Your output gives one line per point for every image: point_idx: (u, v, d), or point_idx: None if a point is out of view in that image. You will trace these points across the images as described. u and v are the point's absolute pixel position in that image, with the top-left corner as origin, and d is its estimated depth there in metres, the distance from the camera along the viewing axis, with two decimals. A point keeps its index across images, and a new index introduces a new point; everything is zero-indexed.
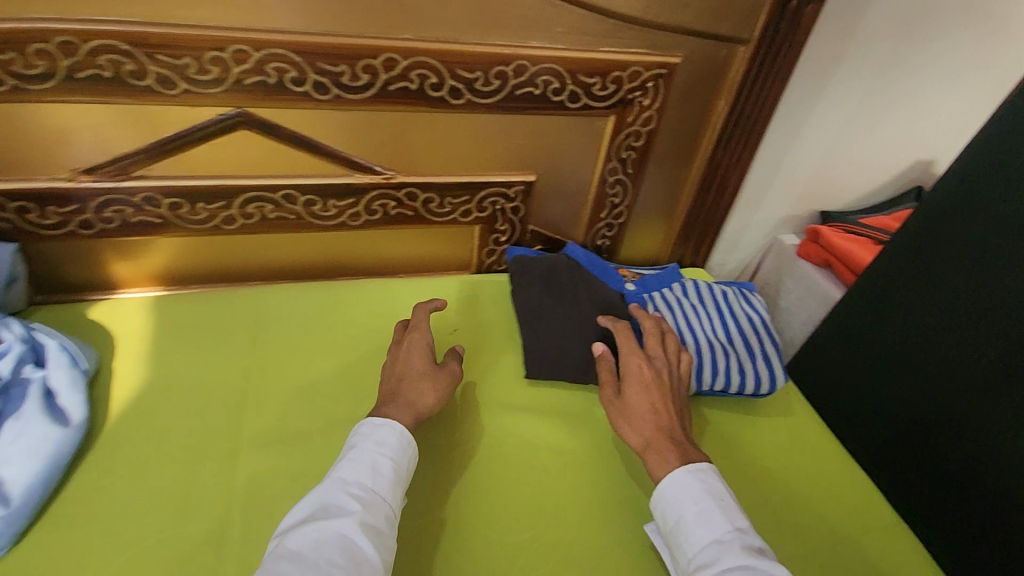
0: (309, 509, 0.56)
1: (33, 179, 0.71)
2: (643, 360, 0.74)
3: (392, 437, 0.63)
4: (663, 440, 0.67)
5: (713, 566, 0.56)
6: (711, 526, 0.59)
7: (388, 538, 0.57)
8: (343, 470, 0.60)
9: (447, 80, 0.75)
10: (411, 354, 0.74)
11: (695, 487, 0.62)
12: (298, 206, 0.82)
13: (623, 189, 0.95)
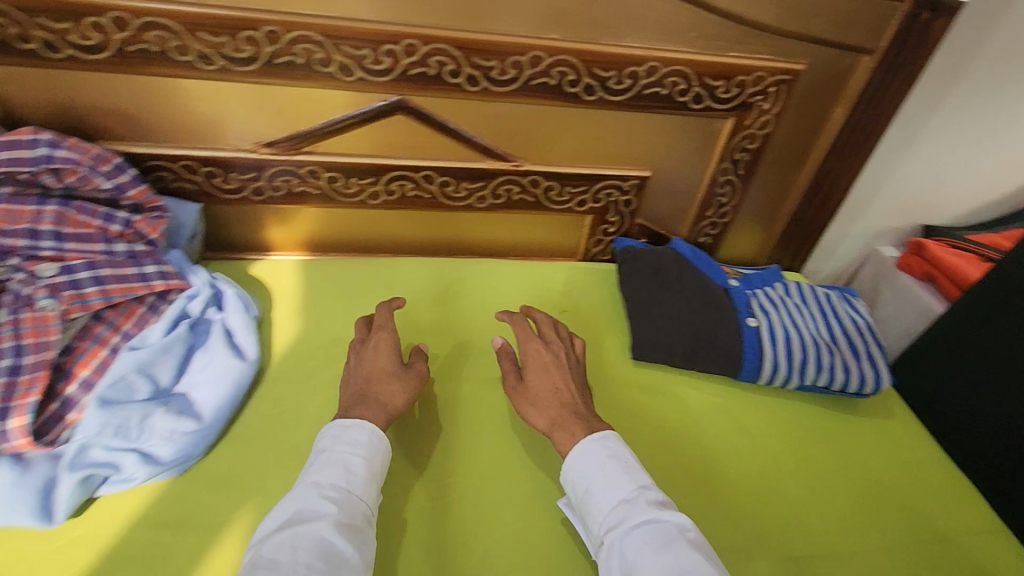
0: (283, 516, 0.55)
1: (222, 149, 0.82)
2: (541, 346, 0.78)
3: (360, 436, 0.63)
4: (564, 416, 0.71)
5: (622, 525, 0.59)
6: (614, 488, 0.62)
7: (366, 534, 0.57)
8: (314, 473, 0.59)
9: (583, 78, 0.81)
10: (364, 349, 0.75)
11: (601, 454, 0.65)
12: (434, 186, 0.91)
13: (732, 189, 1.00)
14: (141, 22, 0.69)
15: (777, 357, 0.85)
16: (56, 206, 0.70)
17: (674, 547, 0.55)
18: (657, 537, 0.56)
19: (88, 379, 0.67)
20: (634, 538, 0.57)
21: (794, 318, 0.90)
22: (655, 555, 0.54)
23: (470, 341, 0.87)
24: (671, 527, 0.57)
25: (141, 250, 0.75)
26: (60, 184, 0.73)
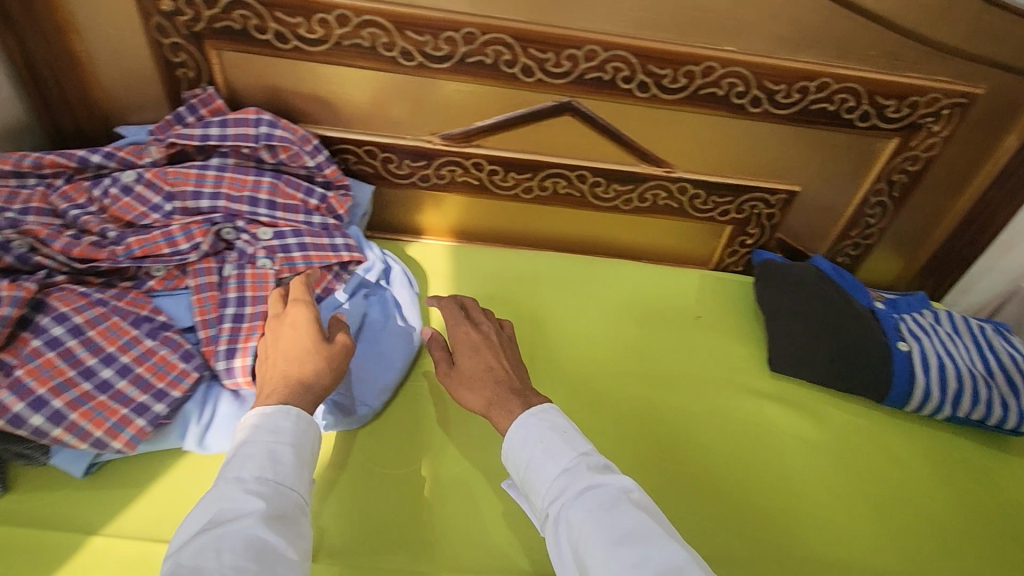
0: (202, 519, 0.50)
1: (402, 138, 0.89)
2: (470, 328, 0.76)
3: (285, 422, 0.59)
4: (501, 394, 0.68)
5: (565, 496, 0.56)
6: (553, 460, 0.58)
7: (300, 526, 0.54)
8: (232, 466, 0.55)
9: (752, 90, 0.83)
10: (281, 323, 0.69)
11: (538, 428, 0.61)
12: (586, 186, 0.95)
13: (882, 211, 0.98)
14: (360, 19, 0.77)
15: (931, 385, 0.84)
16: (269, 179, 0.81)
17: (619, 510, 0.53)
18: (602, 502, 0.54)
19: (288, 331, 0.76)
20: (577, 507, 0.54)
21: (947, 347, 0.88)
22: (601, 527, 0.52)
23: (610, 336, 0.92)
24: (610, 493, 0.55)
25: (332, 224, 0.84)
26: (274, 159, 0.83)
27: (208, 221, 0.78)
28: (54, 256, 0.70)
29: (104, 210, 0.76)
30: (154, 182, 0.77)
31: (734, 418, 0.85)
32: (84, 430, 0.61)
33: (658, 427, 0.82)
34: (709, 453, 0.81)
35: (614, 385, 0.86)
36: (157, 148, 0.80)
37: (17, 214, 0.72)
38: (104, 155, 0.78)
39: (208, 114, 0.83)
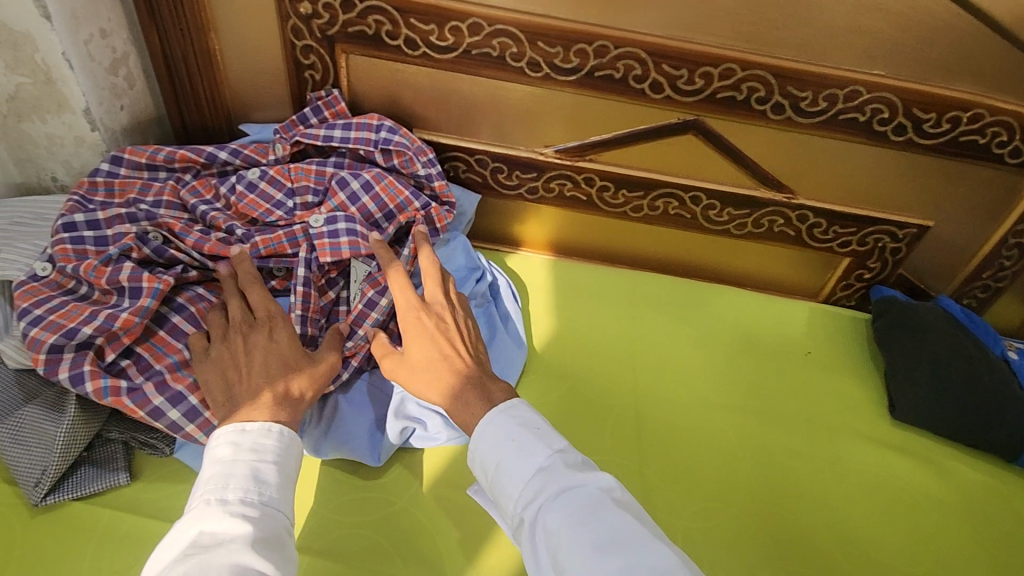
0: (180, 546, 0.47)
1: (515, 149, 0.88)
2: (420, 308, 0.69)
3: (268, 440, 0.55)
4: (460, 388, 0.63)
5: (541, 500, 0.52)
6: (525, 459, 0.54)
7: (288, 548, 0.51)
8: (209, 487, 0.51)
9: (897, 117, 0.78)
10: (252, 336, 0.63)
11: (509, 425, 0.57)
12: (698, 208, 0.91)
13: (1020, 254, 0.90)
14: (493, 29, 0.76)
15: None
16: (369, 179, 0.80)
17: (601, 514, 0.50)
18: (580, 507, 0.50)
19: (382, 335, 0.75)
20: (555, 512, 0.50)
21: None
22: (582, 535, 0.48)
23: (713, 365, 0.88)
24: (588, 493, 0.51)
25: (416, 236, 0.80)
26: (386, 163, 0.83)
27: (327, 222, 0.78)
28: (188, 249, 0.71)
29: (231, 206, 0.77)
30: (277, 178, 0.79)
31: (852, 469, 0.79)
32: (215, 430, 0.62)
33: (768, 469, 0.78)
34: (822, 501, 0.76)
35: (718, 419, 0.82)
36: (283, 145, 0.81)
37: (153, 205, 0.74)
38: (232, 152, 0.80)
39: (330, 116, 0.84)
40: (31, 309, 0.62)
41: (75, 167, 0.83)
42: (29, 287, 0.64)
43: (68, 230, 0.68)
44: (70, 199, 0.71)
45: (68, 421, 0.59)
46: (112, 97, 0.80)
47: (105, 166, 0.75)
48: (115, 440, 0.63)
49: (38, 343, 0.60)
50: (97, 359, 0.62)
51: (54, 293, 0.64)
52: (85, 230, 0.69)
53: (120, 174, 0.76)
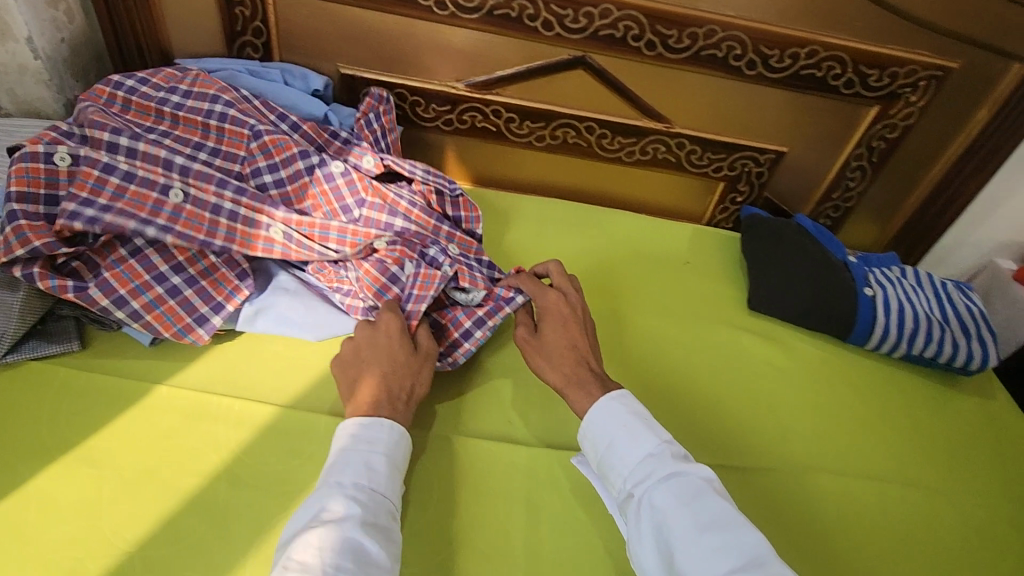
0: (305, 518, 0.56)
1: (430, 83, 0.99)
2: (559, 298, 0.78)
3: (381, 433, 0.63)
4: (581, 374, 0.71)
5: (649, 479, 0.59)
6: (637, 444, 0.62)
7: (392, 531, 0.58)
8: (333, 472, 0.59)
9: (748, 54, 0.92)
10: (375, 332, 0.71)
11: (622, 411, 0.65)
12: (592, 136, 1.04)
13: (861, 176, 1.07)
14: None
15: (889, 325, 0.93)
16: (449, 228, 0.88)
17: (704, 500, 0.56)
18: (687, 492, 0.57)
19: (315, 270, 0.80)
20: (663, 492, 0.58)
21: (908, 296, 0.96)
22: (687, 515, 0.55)
23: (605, 269, 1.02)
24: (694, 479, 0.58)
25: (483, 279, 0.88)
26: (454, 211, 0.92)
27: (365, 244, 0.80)
28: (223, 204, 0.75)
29: (282, 189, 0.83)
30: (356, 184, 0.84)
31: (715, 348, 0.94)
32: (156, 329, 0.71)
33: (644, 346, 0.91)
34: (685, 371, 0.89)
35: (606, 309, 0.95)
36: (372, 160, 0.89)
37: (208, 157, 0.82)
38: (292, 124, 0.89)
39: (387, 122, 0.96)
40: (13, 193, 0.67)
41: (18, 95, 0.90)
42: (20, 171, 0.68)
43: (110, 132, 0.75)
44: (87, 103, 0.80)
45: (23, 294, 0.68)
46: (53, 29, 0.87)
47: (130, 83, 0.85)
48: (66, 316, 0.72)
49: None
50: (49, 263, 0.69)
51: (57, 181, 0.70)
52: (122, 138, 0.75)
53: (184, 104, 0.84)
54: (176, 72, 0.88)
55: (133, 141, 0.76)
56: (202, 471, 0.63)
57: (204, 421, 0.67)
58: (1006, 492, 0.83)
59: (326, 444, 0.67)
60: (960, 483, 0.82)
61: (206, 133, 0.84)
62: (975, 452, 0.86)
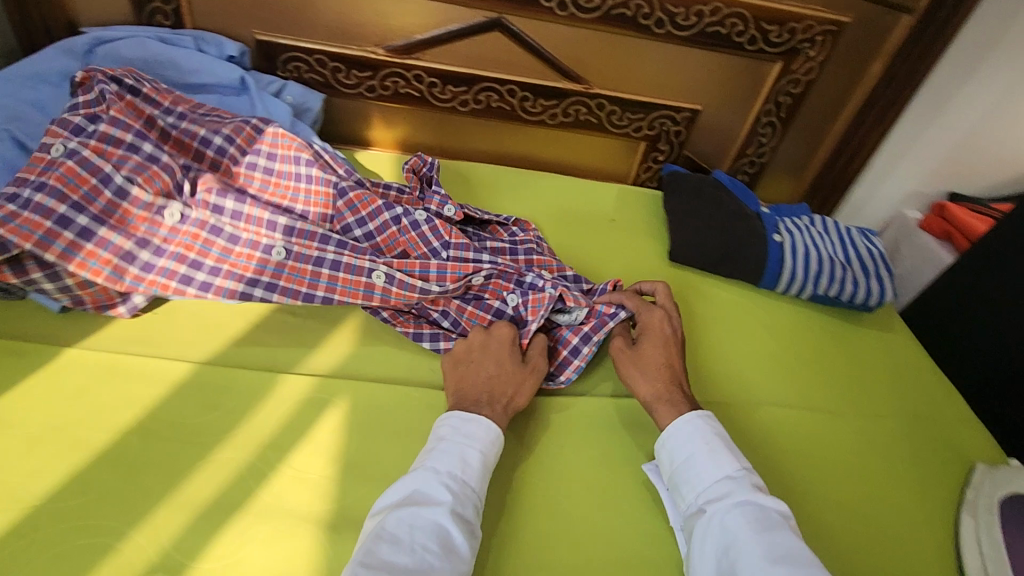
0: (401, 494, 0.58)
1: (349, 49, 1.00)
2: (663, 318, 0.80)
3: (477, 429, 0.63)
4: (674, 394, 0.72)
5: (724, 499, 0.61)
6: (716, 465, 0.64)
7: (476, 526, 0.58)
8: (432, 458, 0.61)
9: (656, 12, 0.96)
10: (489, 340, 0.74)
11: (706, 429, 0.67)
12: (515, 100, 1.07)
13: (772, 131, 1.13)
14: None
15: (796, 268, 0.98)
16: (525, 257, 0.89)
17: (777, 531, 0.57)
18: (760, 521, 0.58)
19: (164, 245, 0.73)
20: (736, 515, 0.59)
21: (813, 241, 1.02)
22: (758, 541, 0.56)
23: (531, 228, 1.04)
24: (771, 512, 0.59)
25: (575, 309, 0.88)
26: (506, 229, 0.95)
27: (465, 279, 0.80)
28: (325, 256, 0.78)
29: (373, 242, 0.84)
30: (439, 229, 0.84)
31: None
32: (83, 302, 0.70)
33: None
34: None
35: None
36: (453, 211, 0.90)
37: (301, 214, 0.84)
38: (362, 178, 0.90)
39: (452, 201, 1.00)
40: (105, 220, 0.69)
41: None
42: (128, 211, 0.71)
43: (215, 198, 0.77)
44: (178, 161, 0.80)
45: None
46: None
47: (218, 141, 0.82)
48: None
49: (39, 212, 0.64)
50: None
51: (156, 232, 0.72)
52: (227, 204, 0.78)
53: (269, 166, 0.84)
54: (260, 125, 0.85)
55: (240, 206, 0.78)
56: (115, 426, 0.63)
57: (117, 379, 0.67)
58: (903, 406, 0.86)
59: (243, 397, 0.68)
60: (859, 401, 0.86)
61: (294, 196, 0.85)
62: (876, 376, 0.91)
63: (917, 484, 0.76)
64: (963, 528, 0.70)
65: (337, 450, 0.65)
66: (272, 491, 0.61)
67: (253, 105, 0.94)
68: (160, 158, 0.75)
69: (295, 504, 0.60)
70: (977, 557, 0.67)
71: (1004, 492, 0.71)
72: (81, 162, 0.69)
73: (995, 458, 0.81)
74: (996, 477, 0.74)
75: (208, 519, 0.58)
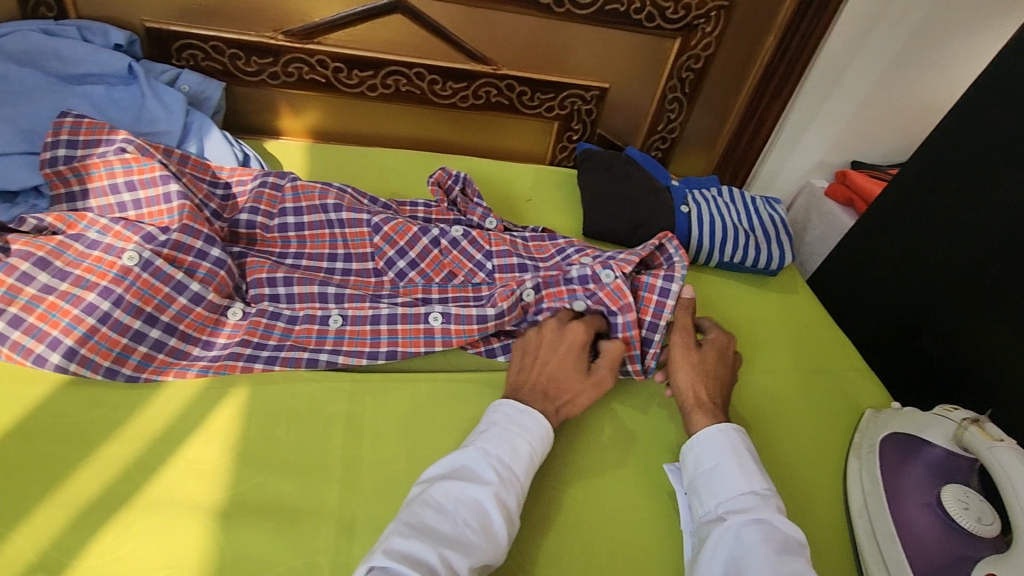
0: (449, 466, 0.58)
1: (247, 34, 0.98)
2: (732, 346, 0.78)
3: (530, 419, 0.63)
4: (713, 406, 0.70)
5: (745, 512, 0.58)
6: (745, 477, 0.61)
7: (517, 515, 0.57)
8: (485, 439, 0.61)
9: None
10: (562, 336, 0.72)
11: (739, 443, 0.64)
12: (424, 83, 1.06)
13: (679, 106, 1.17)
14: None
15: (702, 237, 1.01)
16: (564, 241, 0.91)
17: (793, 553, 0.55)
18: (777, 541, 0.55)
19: (68, 269, 0.67)
20: (752, 528, 0.56)
21: (720, 210, 1.05)
22: (772, 558, 0.53)
23: None
24: (793, 534, 0.57)
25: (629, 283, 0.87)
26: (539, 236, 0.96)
27: (515, 296, 0.78)
28: (381, 312, 0.77)
29: (417, 271, 0.83)
30: (478, 240, 0.86)
31: None
32: (25, 347, 0.64)
33: None
34: None
35: None
36: (496, 224, 0.93)
37: (345, 266, 0.84)
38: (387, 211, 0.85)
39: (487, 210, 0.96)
40: (177, 326, 0.70)
41: None
42: (199, 315, 0.72)
43: (269, 288, 0.78)
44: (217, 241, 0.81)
45: None
46: None
47: (245, 216, 0.83)
48: None
49: (116, 328, 0.66)
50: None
51: (220, 331, 0.73)
52: (280, 287, 0.78)
53: (301, 222, 0.84)
54: (278, 183, 0.86)
55: (290, 287, 0.78)
56: None
57: None
58: (801, 361, 0.90)
59: (134, 393, 0.66)
60: (760, 357, 0.89)
61: (333, 242, 0.84)
62: (778, 335, 0.94)
63: (810, 432, 0.79)
64: (849, 470, 0.74)
65: (231, 439, 0.64)
66: (160, 484, 0.59)
67: (143, 92, 0.90)
68: (225, 261, 0.74)
69: (184, 495, 0.59)
70: (859, 495, 0.70)
71: (887, 430, 0.74)
72: (154, 271, 0.69)
73: (881, 404, 0.87)
74: (878, 420, 0.78)
75: (88, 517, 0.56)
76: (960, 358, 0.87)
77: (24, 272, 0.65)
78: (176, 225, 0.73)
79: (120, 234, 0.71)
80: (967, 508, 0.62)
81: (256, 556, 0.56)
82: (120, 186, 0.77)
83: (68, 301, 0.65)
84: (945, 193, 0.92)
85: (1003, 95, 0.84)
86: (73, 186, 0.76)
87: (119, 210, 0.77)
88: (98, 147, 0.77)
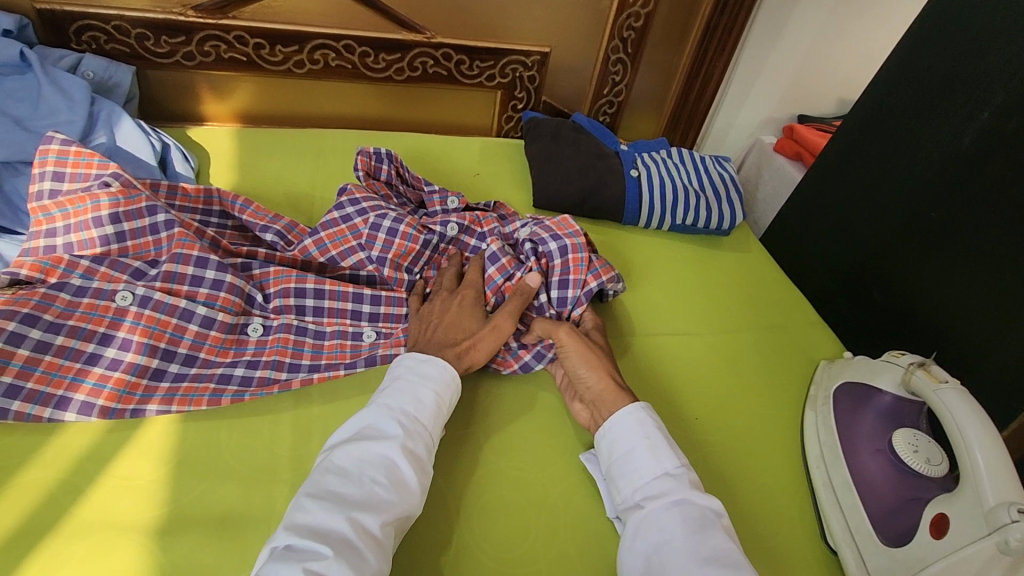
0: (353, 430, 0.57)
1: (152, 12, 0.90)
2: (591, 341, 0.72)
3: (429, 368, 0.63)
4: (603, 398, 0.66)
5: (664, 497, 0.56)
6: (655, 460, 0.59)
7: (427, 463, 0.57)
8: (385, 396, 0.60)
9: None
10: (452, 299, 0.72)
11: (648, 424, 0.62)
12: (355, 56, 1.00)
13: (623, 68, 1.15)
14: None
15: (653, 201, 0.99)
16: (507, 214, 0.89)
17: (713, 532, 0.53)
18: (694, 520, 0.54)
19: (63, 320, 0.62)
20: (674, 514, 0.55)
21: (669, 173, 1.04)
22: (694, 544, 0.52)
23: None
24: (708, 510, 0.55)
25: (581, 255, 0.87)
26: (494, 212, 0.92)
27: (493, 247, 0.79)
28: (363, 307, 0.74)
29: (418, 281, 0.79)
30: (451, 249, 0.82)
31: None
32: (45, 396, 0.59)
33: None
34: None
35: None
36: (455, 203, 0.88)
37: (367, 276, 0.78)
38: (389, 231, 0.77)
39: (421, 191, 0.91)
40: (197, 355, 0.66)
41: None
42: (217, 337, 0.68)
43: (295, 298, 0.73)
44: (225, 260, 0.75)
45: None
46: None
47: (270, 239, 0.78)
48: None
49: (133, 371, 0.62)
50: None
51: (244, 349, 0.69)
52: (309, 299, 0.73)
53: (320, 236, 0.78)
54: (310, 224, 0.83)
55: (321, 299, 0.73)
56: None
57: None
58: (758, 318, 0.91)
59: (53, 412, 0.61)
60: (717, 319, 0.89)
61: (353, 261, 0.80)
62: (734, 295, 0.94)
63: (765, 387, 0.80)
64: (805, 423, 0.75)
65: (166, 450, 0.60)
66: (89, 506, 0.55)
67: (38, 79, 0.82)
68: (223, 279, 0.69)
69: (118, 515, 0.55)
70: (816, 449, 0.71)
71: (839, 381, 0.75)
72: (155, 306, 0.65)
73: (834, 353, 0.88)
74: (832, 371, 0.79)
75: (10, 550, 0.51)
76: (907, 300, 0.89)
77: (11, 332, 0.59)
78: (165, 256, 0.69)
79: (108, 275, 0.67)
80: (916, 450, 0.64)
81: (198, 571, 0.52)
82: (104, 220, 0.69)
83: (67, 357, 0.61)
84: (885, 143, 0.93)
85: (933, 39, 0.84)
86: (57, 222, 0.69)
87: (103, 244, 0.70)
88: (88, 180, 0.72)
